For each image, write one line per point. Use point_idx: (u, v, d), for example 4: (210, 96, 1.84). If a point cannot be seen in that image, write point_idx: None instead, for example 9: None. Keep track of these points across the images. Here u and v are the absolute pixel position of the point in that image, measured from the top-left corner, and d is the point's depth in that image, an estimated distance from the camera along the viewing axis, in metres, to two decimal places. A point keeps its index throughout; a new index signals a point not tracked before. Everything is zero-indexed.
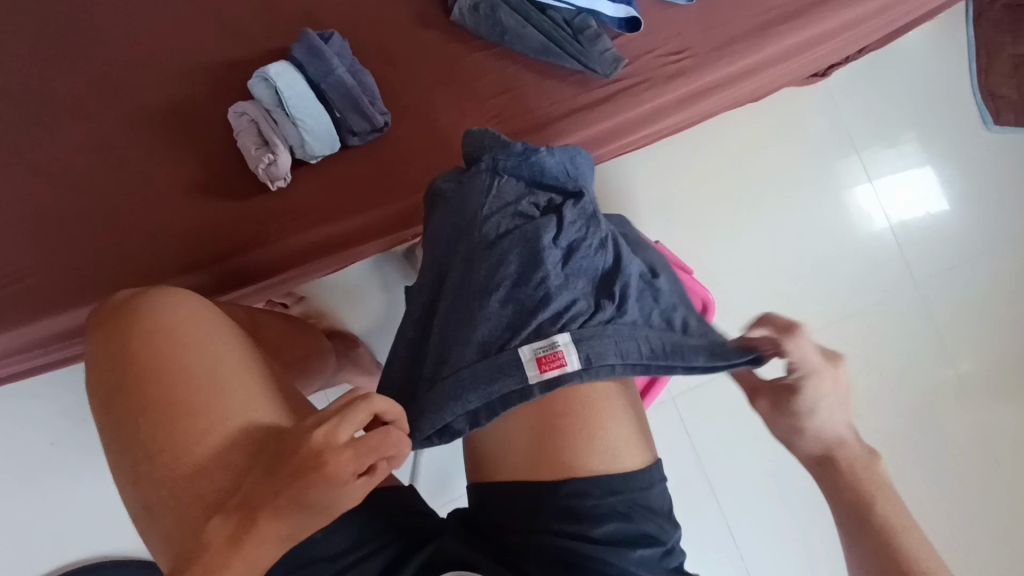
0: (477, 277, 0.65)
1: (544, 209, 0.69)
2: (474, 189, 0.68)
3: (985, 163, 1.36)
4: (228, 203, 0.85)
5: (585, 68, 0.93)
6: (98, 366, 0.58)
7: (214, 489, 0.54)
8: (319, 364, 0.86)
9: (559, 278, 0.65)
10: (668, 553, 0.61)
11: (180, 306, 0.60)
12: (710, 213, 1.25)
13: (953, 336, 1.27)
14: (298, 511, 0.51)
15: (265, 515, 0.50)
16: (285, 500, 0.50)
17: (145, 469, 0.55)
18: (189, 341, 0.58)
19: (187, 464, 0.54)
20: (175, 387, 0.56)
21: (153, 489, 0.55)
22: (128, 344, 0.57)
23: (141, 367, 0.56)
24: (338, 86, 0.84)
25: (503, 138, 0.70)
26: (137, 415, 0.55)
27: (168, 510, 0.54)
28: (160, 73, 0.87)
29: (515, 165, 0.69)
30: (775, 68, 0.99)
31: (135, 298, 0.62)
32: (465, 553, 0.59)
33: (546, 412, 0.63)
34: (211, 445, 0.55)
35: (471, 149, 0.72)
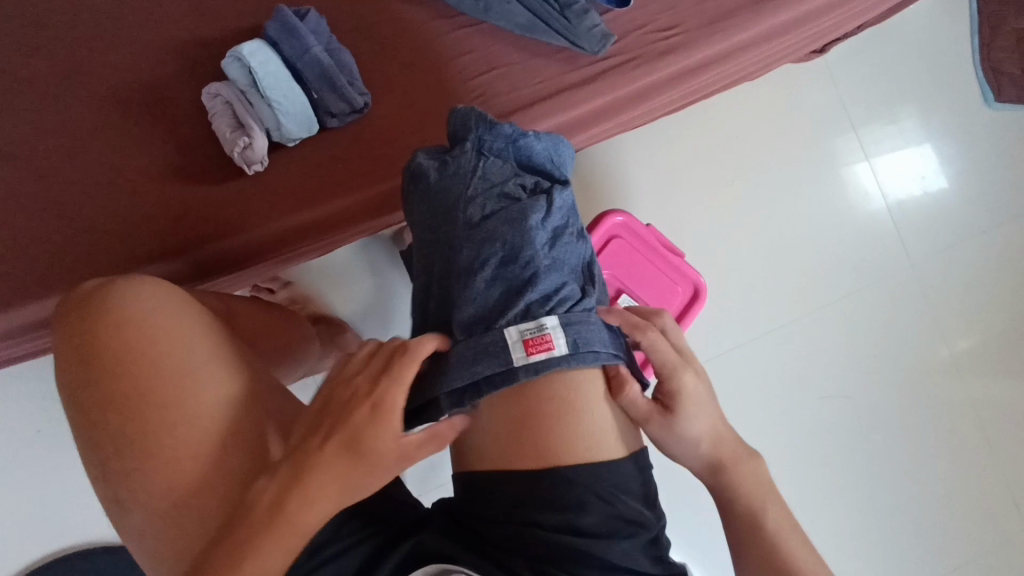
0: (461, 256, 0.63)
1: (532, 190, 0.66)
2: (459, 169, 0.66)
3: (985, 140, 1.33)
4: (205, 188, 0.82)
5: (572, 45, 0.90)
6: (66, 360, 0.59)
7: (182, 480, 0.55)
8: (297, 351, 0.85)
9: (547, 260, 0.63)
10: (653, 542, 0.60)
11: (147, 297, 0.60)
12: (703, 193, 1.22)
13: (948, 317, 1.26)
14: (352, 456, 0.55)
15: (312, 463, 0.54)
16: (333, 450, 0.54)
17: (115, 462, 0.56)
18: (156, 332, 0.58)
19: (156, 456, 0.56)
20: (143, 380, 0.57)
21: (122, 482, 0.56)
22: (95, 338, 0.58)
23: (110, 361, 0.57)
24: (315, 65, 0.81)
25: (487, 115, 0.67)
26: (106, 409, 0.57)
27: (138, 502, 0.56)
28: (133, 51, 0.84)
29: (501, 147, 0.66)
30: (771, 44, 0.95)
31: (101, 285, 0.61)
32: (447, 547, 0.58)
33: (531, 395, 0.60)
34: (179, 437, 0.56)
35: (455, 125, 0.68)
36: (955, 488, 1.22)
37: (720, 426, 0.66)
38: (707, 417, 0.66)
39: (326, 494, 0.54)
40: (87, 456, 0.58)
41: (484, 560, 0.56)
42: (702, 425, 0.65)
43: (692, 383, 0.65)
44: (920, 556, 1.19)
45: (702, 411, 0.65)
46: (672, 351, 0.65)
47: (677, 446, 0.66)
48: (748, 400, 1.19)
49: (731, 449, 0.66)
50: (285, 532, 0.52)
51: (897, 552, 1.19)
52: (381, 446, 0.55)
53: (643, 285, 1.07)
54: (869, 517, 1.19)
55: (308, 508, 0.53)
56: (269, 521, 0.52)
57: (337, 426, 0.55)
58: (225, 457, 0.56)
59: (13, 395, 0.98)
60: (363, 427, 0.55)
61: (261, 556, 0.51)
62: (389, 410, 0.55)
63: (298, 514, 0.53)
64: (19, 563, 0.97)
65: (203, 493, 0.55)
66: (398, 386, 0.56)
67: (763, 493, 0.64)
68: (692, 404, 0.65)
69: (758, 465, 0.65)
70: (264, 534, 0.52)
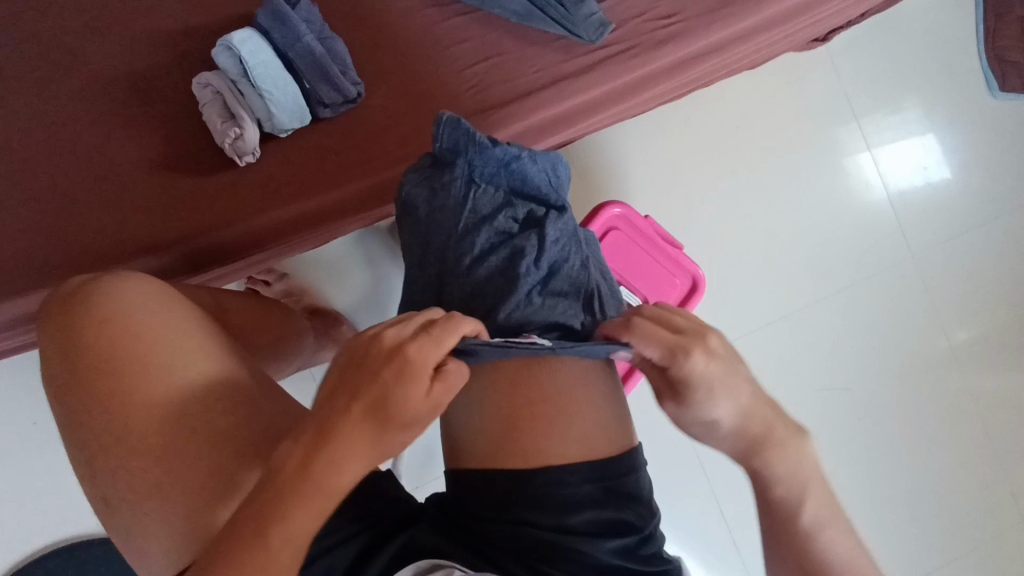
0: (451, 297, 0.64)
1: (524, 221, 0.66)
2: (448, 199, 0.65)
3: (988, 129, 1.31)
4: (194, 179, 0.81)
5: (569, 33, 0.88)
6: (52, 356, 0.58)
7: (166, 479, 0.55)
8: (290, 346, 0.84)
9: (540, 303, 0.63)
10: (645, 541, 0.59)
11: (133, 294, 0.59)
12: (702, 184, 1.21)
13: (949, 308, 1.25)
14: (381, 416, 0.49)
15: (344, 423, 0.49)
16: (361, 413, 0.49)
17: (100, 460, 0.56)
18: (141, 329, 0.57)
19: (140, 454, 0.55)
20: (128, 377, 0.56)
21: (108, 481, 0.56)
22: (80, 335, 0.57)
23: (95, 357, 0.57)
24: (306, 54, 0.79)
25: (475, 135, 0.63)
26: (93, 406, 0.56)
27: (124, 501, 0.56)
28: (123, 41, 0.83)
29: (492, 173, 0.65)
30: (772, 32, 0.94)
31: (88, 282, 0.60)
32: (437, 543, 0.57)
33: (524, 393, 0.61)
34: (165, 434, 0.55)
35: (442, 141, 0.65)
36: (954, 481, 1.21)
37: (750, 403, 0.59)
38: (730, 393, 0.57)
39: (357, 451, 0.49)
40: (76, 455, 0.58)
41: (475, 557, 0.56)
42: (727, 405, 0.57)
43: (703, 363, 0.56)
44: (917, 547, 1.19)
45: (725, 391, 0.57)
46: (671, 337, 0.57)
47: (713, 431, 0.59)
48: None
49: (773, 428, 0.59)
50: (312, 495, 0.48)
51: (895, 543, 1.19)
52: (413, 409, 0.49)
53: (642, 278, 1.06)
54: (867, 508, 1.19)
55: (340, 470, 0.49)
56: (299, 485, 0.48)
57: (365, 385, 0.49)
58: (213, 457, 0.55)
59: (9, 387, 0.97)
60: (395, 384, 0.49)
61: (291, 526, 0.47)
62: (418, 369, 0.49)
63: (328, 475, 0.48)
64: (18, 552, 0.97)
65: (193, 494, 0.55)
66: (435, 346, 0.50)
67: (806, 478, 0.58)
68: (711, 384, 0.56)
69: (802, 447, 0.59)
70: (296, 498, 0.48)
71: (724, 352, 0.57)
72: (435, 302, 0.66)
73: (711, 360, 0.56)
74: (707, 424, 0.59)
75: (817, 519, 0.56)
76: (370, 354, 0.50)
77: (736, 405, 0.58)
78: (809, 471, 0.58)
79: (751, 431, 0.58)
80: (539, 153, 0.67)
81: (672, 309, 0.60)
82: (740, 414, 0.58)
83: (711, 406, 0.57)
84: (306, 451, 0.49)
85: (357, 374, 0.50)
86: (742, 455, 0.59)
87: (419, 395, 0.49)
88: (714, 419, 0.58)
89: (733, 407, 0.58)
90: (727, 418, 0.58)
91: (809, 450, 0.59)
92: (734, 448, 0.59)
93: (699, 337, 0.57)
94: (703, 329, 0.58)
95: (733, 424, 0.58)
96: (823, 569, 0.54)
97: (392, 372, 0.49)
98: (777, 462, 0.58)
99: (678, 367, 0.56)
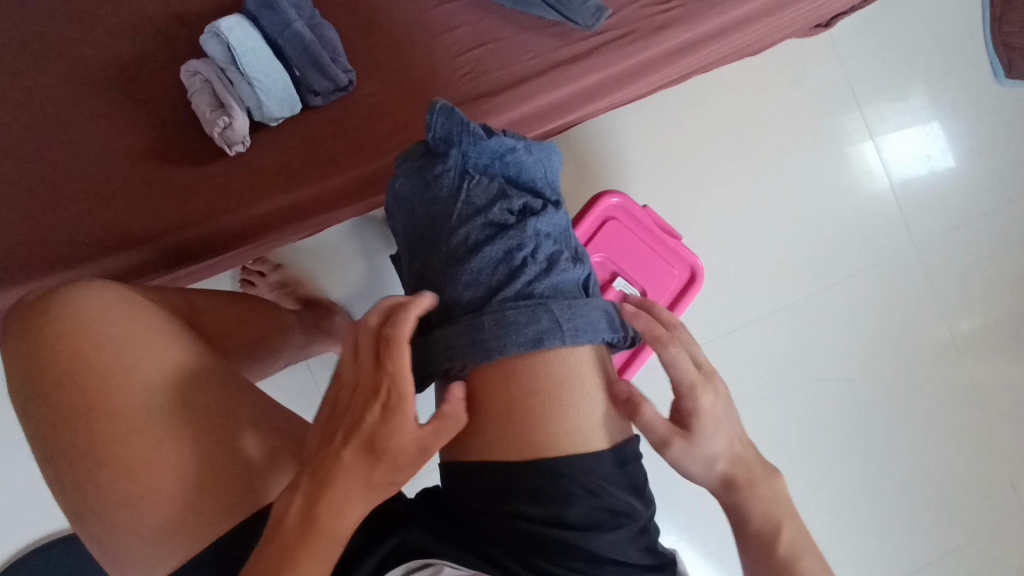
0: (446, 293, 0.62)
1: (519, 214, 0.63)
2: (441, 188, 0.64)
3: (993, 115, 1.29)
4: (172, 178, 0.80)
5: (565, 19, 0.86)
6: (18, 369, 0.57)
7: (136, 492, 0.54)
8: (276, 340, 0.82)
9: (545, 289, 0.61)
10: (640, 532, 0.58)
11: (95, 302, 0.58)
12: (701, 173, 1.19)
13: (951, 297, 1.23)
14: (372, 456, 0.51)
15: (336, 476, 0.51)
16: (353, 455, 0.51)
17: (69, 475, 0.55)
18: (103, 338, 0.56)
19: (108, 470, 0.54)
20: (93, 391, 0.55)
21: (78, 494, 0.55)
22: (41, 349, 0.56)
23: (58, 371, 0.55)
24: (296, 41, 0.78)
25: (469, 123, 0.63)
26: (57, 422, 0.55)
27: (94, 514, 0.55)
28: (107, 28, 0.81)
29: (487, 164, 0.64)
30: (773, 16, 0.92)
31: (50, 291, 0.59)
32: (430, 543, 0.56)
33: (516, 386, 0.58)
34: (134, 447, 0.54)
35: (435, 130, 0.64)
36: (954, 473, 1.21)
37: (739, 444, 0.64)
38: (727, 437, 0.63)
39: (354, 488, 0.51)
40: (48, 470, 0.57)
41: (470, 554, 0.55)
42: (722, 445, 0.62)
43: (711, 404, 0.62)
44: (916, 537, 1.18)
45: (724, 434, 0.63)
46: (693, 372, 0.62)
47: (701, 464, 0.62)
48: (746, 384, 1.17)
49: (749, 469, 0.63)
50: (323, 538, 0.50)
51: (894, 537, 1.18)
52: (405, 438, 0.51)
53: (641, 266, 1.05)
54: (865, 500, 1.18)
55: (345, 511, 0.50)
56: (303, 532, 0.50)
57: (352, 430, 0.51)
58: (186, 465, 0.55)
59: None
60: (380, 427, 0.51)
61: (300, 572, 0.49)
62: (391, 405, 0.51)
63: (332, 516, 0.50)
64: (14, 542, 0.97)
65: (169, 502, 0.54)
66: (404, 384, 0.51)
67: (779, 513, 0.61)
68: (716, 420, 0.62)
69: (775, 484, 0.63)
70: (295, 553, 0.49)
71: (725, 397, 0.64)
72: (429, 299, 0.63)
73: (716, 402, 0.63)
74: (703, 459, 0.62)
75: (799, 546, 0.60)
76: (348, 400, 0.53)
77: (727, 447, 0.63)
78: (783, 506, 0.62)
79: (738, 472, 0.62)
80: (532, 145, 0.66)
81: (696, 344, 0.65)
82: (729, 456, 0.63)
83: (707, 443, 0.61)
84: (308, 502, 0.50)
85: (343, 420, 0.52)
86: (722, 487, 0.63)
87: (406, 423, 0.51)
88: (708, 456, 0.62)
89: (725, 449, 0.63)
90: (715, 458, 0.62)
91: (783, 489, 0.63)
92: (717, 484, 0.63)
93: (708, 379, 0.63)
94: (714, 374, 0.64)
95: (723, 464, 0.63)
96: None
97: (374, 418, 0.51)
98: (755, 493, 0.62)
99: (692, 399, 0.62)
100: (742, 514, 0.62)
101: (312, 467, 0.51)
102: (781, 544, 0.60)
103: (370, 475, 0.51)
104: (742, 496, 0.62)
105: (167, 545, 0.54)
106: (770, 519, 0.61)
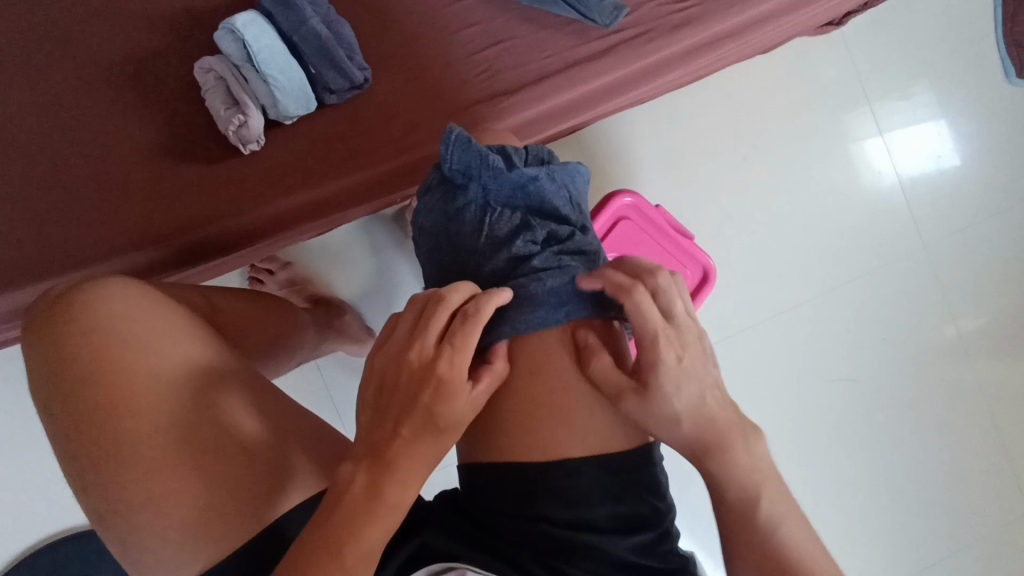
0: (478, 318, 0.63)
1: (544, 244, 0.63)
2: (466, 222, 0.64)
3: (1002, 113, 1.29)
4: (189, 173, 0.79)
5: (583, 17, 0.85)
6: (40, 365, 0.56)
7: (161, 491, 0.53)
8: (290, 340, 0.80)
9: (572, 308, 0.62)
10: (663, 537, 0.56)
11: (121, 298, 0.57)
12: (711, 171, 1.19)
13: (959, 296, 1.23)
14: (430, 436, 0.50)
15: (399, 455, 0.49)
16: (411, 435, 0.50)
17: (93, 474, 0.54)
18: (130, 335, 0.56)
19: (134, 469, 0.53)
20: (119, 388, 0.54)
21: (102, 494, 0.54)
22: (65, 344, 0.55)
23: (83, 368, 0.55)
24: (312, 38, 0.77)
25: (488, 156, 0.62)
26: (81, 418, 0.54)
27: (118, 515, 0.54)
28: (119, 23, 0.80)
29: (508, 196, 0.63)
30: (790, 16, 0.91)
31: (72, 287, 0.58)
32: (452, 548, 0.55)
33: (542, 385, 0.59)
34: (161, 445, 0.54)
35: (453, 161, 0.63)
36: (960, 473, 1.21)
37: (714, 402, 0.55)
38: (699, 392, 0.55)
39: (416, 465, 0.50)
40: (68, 469, 0.56)
41: (495, 559, 0.54)
42: (691, 402, 0.54)
43: (675, 358, 0.54)
44: (922, 537, 1.19)
45: (694, 387, 0.54)
46: (657, 325, 0.55)
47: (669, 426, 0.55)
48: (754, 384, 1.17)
49: (726, 427, 0.55)
50: (389, 512, 0.48)
51: (901, 537, 1.18)
52: (459, 417, 0.51)
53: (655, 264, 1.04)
54: (871, 499, 1.18)
55: (409, 481, 0.49)
56: (367, 505, 0.48)
57: (407, 409, 0.50)
58: (212, 464, 0.54)
59: (7, 378, 0.96)
60: (446, 402, 0.50)
61: (365, 539, 0.47)
62: (455, 386, 0.50)
63: (399, 493, 0.49)
64: (21, 540, 0.97)
65: (196, 502, 0.54)
66: (463, 354, 0.51)
67: (759, 480, 0.54)
68: (680, 378, 0.54)
69: (757, 445, 0.55)
70: (359, 524, 0.47)
71: (698, 350, 0.55)
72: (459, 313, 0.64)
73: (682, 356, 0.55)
74: (664, 422, 0.54)
75: (779, 519, 0.52)
76: (396, 378, 0.50)
77: (700, 399, 0.54)
78: (766, 474, 0.54)
79: (714, 432, 0.54)
80: (554, 170, 0.65)
81: (672, 292, 0.56)
82: (699, 412, 0.54)
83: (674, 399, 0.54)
84: (369, 479, 0.49)
85: (396, 399, 0.50)
86: (698, 453, 0.55)
87: (463, 401, 0.51)
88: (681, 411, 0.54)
89: (699, 401, 0.54)
90: (692, 410, 0.54)
91: (763, 449, 0.55)
92: (687, 447, 0.55)
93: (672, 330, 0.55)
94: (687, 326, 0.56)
95: (687, 425, 0.54)
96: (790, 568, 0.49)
97: (431, 395, 0.50)
98: (732, 459, 0.54)
99: (648, 352, 0.54)
100: (716, 483, 0.54)
101: (370, 446, 0.50)
102: (761, 513, 0.52)
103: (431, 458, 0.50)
104: (717, 463, 0.54)
105: (190, 544, 0.53)
106: (739, 498, 0.53)
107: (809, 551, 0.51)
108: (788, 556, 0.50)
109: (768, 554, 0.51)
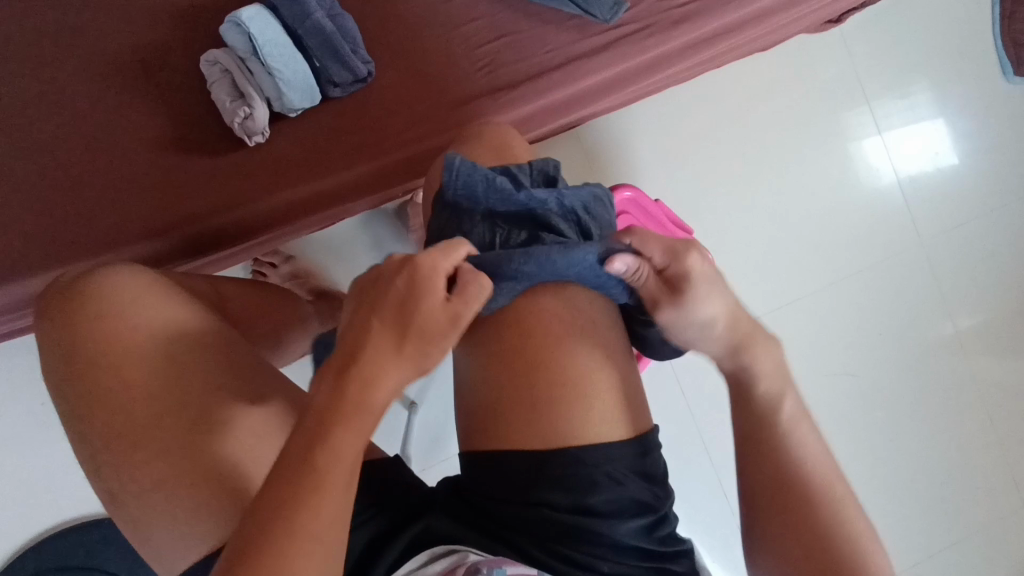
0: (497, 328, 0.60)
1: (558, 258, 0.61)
2: (471, 241, 0.61)
3: (999, 111, 1.30)
4: (195, 165, 0.80)
5: (584, 12, 0.86)
6: (52, 350, 0.57)
7: (169, 474, 0.54)
8: (294, 332, 0.81)
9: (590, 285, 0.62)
10: (661, 521, 0.58)
11: (131, 286, 0.59)
12: (711, 168, 1.20)
13: (956, 293, 1.24)
14: (399, 327, 0.48)
15: (368, 346, 0.48)
16: (384, 327, 0.48)
17: (105, 456, 0.55)
18: (140, 321, 0.57)
19: (144, 452, 0.54)
20: (130, 372, 0.55)
21: (113, 476, 0.55)
22: (77, 329, 0.56)
23: (94, 352, 0.56)
24: (316, 32, 0.78)
25: (493, 179, 0.61)
26: (92, 402, 0.55)
27: (128, 497, 0.55)
28: (125, 16, 0.81)
29: (515, 215, 0.61)
30: (788, 12, 0.92)
31: (85, 273, 0.60)
32: (454, 530, 0.57)
33: (545, 375, 0.59)
34: (169, 429, 0.55)
35: (457, 185, 0.61)
36: (957, 468, 1.22)
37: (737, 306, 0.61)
38: (723, 294, 0.59)
39: (386, 361, 0.48)
40: (80, 451, 0.57)
41: (495, 543, 0.56)
42: (719, 304, 0.59)
43: (699, 266, 0.58)
44: (919, 531, 1.20)
45: (718, 290, 0.59)
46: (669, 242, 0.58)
47: (705, 333, 0.60)
48: None
49: (751, 328, 0.61)
50: (355, 412, 0.47)
51: (897, 530, 1.19)
52: (431, 314, 0.48)
53: None
54: (868, 493, 1.19)
55: (376, 377, 0.47)
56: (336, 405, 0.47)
57: (381, 299, 0.49)
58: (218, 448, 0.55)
59: (13, 369, 0.97)
60: (419, 293, 0.48)
61: (333, 445, 0.45)
62: (431, 276, 0.48)
63: (363, 387, 0.47)
64: (26, 530, 0.98)
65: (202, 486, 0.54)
66: (443, 257, 0.50)
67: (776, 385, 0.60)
68: (706, 283, 0.58)
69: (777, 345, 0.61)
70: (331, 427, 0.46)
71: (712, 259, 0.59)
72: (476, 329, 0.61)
73: (704, 264, 0.58)
74: (700, 325, 0.59)
75: (788, 417, 0.59)
76: (377, 279, 0.50)
77: (726, 300, 0.59)
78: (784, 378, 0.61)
79: (743, 329, 0.60)
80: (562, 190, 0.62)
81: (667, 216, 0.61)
82: (729, 315, 0.60)
83: (705, 307, 0.58)
84: (335, 372, 0.47)
85: (372, 296, 0.49)
86: (733, 352, 0.60)
87: (439, 300, 0.48)
88: (713, 318, 0.59)
89: (725, 302, 0.59)
90: (720, 315, 0.59)
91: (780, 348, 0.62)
92: (722, 350, 0.61)
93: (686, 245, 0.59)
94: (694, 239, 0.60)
95: (715, 335, 0.60)
96: (798, 462, 0.57)
97: (405, 282, 0.48)
98: (753, 359, 0.60)
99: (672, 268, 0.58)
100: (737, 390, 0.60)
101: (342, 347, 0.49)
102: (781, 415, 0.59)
103: (399, 356, 0.48)
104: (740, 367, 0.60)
105: (196, 528, 0.54)
106: (765, 391, 0.60)
107: (819, 450, 0.58)
108: (795, 450, 0.57)
109: (778, 456, 0.57)
